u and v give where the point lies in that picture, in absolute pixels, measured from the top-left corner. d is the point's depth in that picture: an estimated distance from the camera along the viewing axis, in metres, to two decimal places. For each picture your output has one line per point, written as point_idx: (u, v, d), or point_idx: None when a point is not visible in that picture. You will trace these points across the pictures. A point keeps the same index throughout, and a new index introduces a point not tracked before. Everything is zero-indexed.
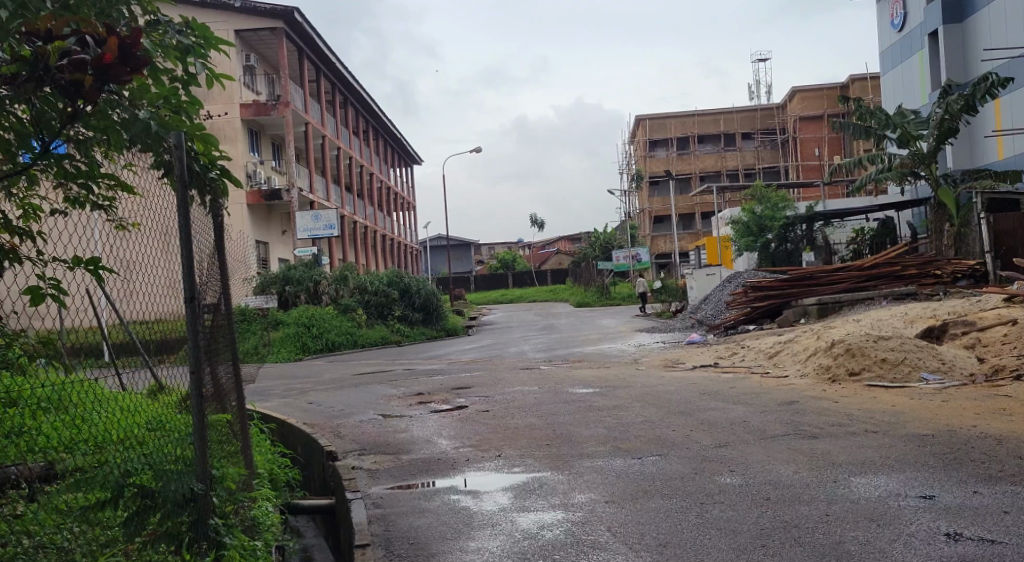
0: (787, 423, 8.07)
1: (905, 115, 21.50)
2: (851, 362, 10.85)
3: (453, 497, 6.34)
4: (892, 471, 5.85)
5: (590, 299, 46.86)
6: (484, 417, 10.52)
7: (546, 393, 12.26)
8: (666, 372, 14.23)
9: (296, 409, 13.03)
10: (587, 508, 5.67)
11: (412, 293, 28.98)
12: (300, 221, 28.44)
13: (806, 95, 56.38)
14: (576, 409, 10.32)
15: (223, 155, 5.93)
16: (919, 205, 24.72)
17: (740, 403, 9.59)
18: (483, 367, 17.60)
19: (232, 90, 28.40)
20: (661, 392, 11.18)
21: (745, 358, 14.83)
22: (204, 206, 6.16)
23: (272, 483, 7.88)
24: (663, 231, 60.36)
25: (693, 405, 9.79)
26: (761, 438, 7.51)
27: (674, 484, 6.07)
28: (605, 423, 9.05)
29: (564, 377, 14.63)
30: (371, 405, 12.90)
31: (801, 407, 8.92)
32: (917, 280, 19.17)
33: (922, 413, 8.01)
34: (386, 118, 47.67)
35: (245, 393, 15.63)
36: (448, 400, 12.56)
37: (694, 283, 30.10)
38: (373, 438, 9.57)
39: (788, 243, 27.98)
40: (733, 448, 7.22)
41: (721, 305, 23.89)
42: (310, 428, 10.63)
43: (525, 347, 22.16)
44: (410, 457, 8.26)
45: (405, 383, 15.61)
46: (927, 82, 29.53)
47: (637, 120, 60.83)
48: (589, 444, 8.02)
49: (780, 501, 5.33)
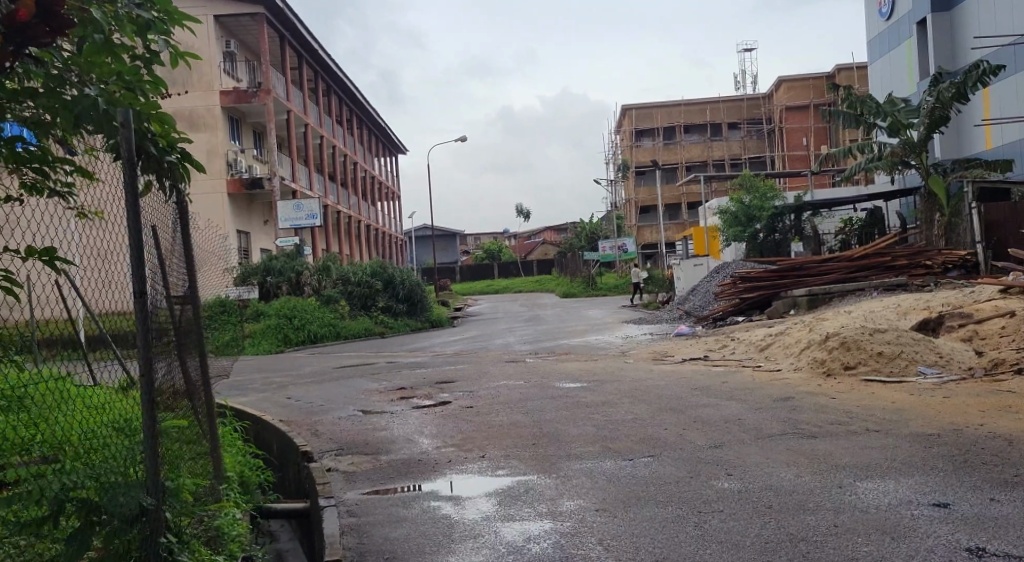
0: (784, 421, 7.72)
1: (895, 103, 21.12)
2: (847, 355, 10.52)
3: (433, 504, 5.95)
4: (900, 476, 5.50)
5: (577, 289, 46.54)
6: (467, 413, 10.13)
7: (532, 388, 11.87)
8: (656, 365, 13.88)
9: (273, 405, 12.61)
10: (578, 518, 5.30)
11: (396, 284, 28.49)
12: (281, 211, 27.88)
13: (792, 85, 55.90)
14: (563, 405, 9.95)
15: (184, 137, 5.49)
16: (907, 195, 24.48)
17: (733, 399, 9.24)
18: (467, 360, 17.19)
19: (213, 77, 27.68)
20: (651, 387, 10.80)
21: (735, 351, 14.50)
22: (164, 192, 5.71)
23: (242, 487, 7.46)
24: (649, 222, 60.07)
25: (686, 401, 9.42)
26: (758, 438, 7.15)
27: (667, 490, 5.70)
28: (594, 421, 8.67)
29: (550, 371, 14.25)
30: (351, 400, 12.50)
31: (798, 403, 8.57)
32: (907, 270, 18.93)
33: (925, 410, 7.66)
34: (371, 106, 47.07)
35: (222, 387, 15.19)
36: (430, 396, 12.16)
37: (681, 274, 29.77)
38: (351, 437, 9.15)
39: (776, 233, 27.54)
40: (728, 449, 6.86)
41: (709, 296, 23.58)
42: (286, 426, 10.20)
43: (511, 339, 21.79)
44: (389, 458, 7.86)
45: (387, 377, 15.20)
46: (915, 71, 29.23)
47: (624, 109, 60.44)
48: (578, 443, 7.65)
49: (783, 510, 4.98)
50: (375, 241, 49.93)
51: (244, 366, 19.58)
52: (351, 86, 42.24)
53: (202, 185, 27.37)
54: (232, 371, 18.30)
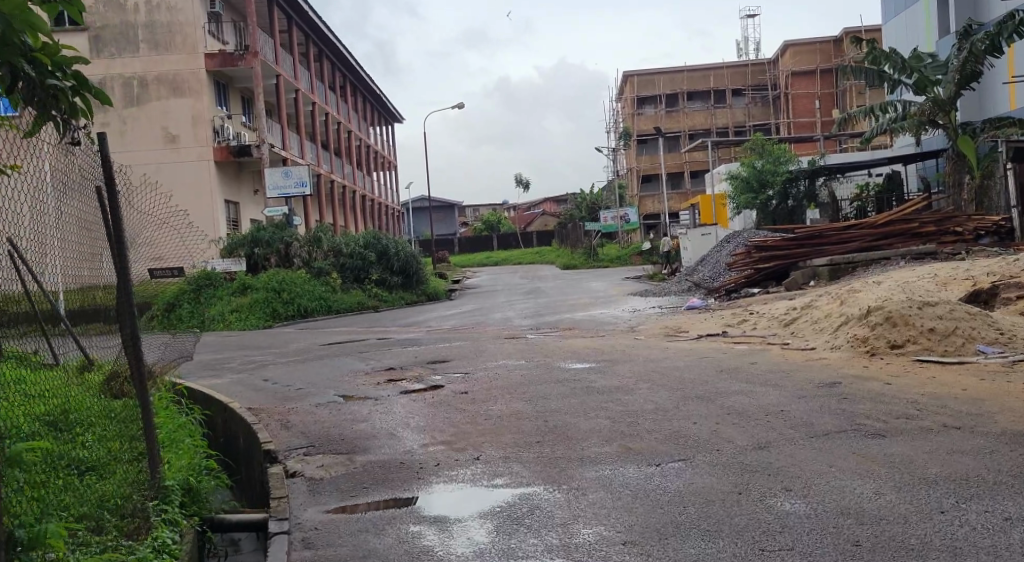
0: (839, 414, 6.43)
1: (922, 59, 19.74)
2: (893, 333, 9.22)
3: (413, 529, 4.71)
4: (1016, 496, 4.23)
5: (578, 260, 45.08)
6: (462, 400, 8.86)
7: (535, 370, 10.55)
8: (670, 342, 12.60)
9: (246, 389, 11.35)
10: (599, 557, 4.08)
11: (390, 256, 26.98)
12: (269, 179, 26.34)
13: (798, 49, 54.22)
14: (572, 391, 8.69)
15: (82, 56, 4.21)
16: (929, 157, 23.11)
17: (769, 384, 7.99)
18: (464, 336, 15.90)
19: (197, 38, 25.71)
20: (671, 370, 9.51)
21: (757, 327, 13.22)
22: (61, 133, 4.42)
23: (187, 497, 6.18)
24: (652, 191, 58.45)
25: (714, 386, 8.15)
26: (811, 436, 5.89)
27: (713, 514, 4.44)
28: (610, 413, 7.40)
29: (554, 348, 12.96)
30: (334, 383, 11.27)
31: (850, 391, 7.29)
32: (935, 238, 17.61)
33: (1009, 400, 6.38)
34: (365, 72, 45.31)
35: (196, 368, 13.93)
36: (422, 379, 10.84)
37: (688, 244, 28.32)
38: (325, 431, 7.87)
39: (789, 200, 26.15)
40: (777, 450, 5.63)
41: (720, 268, 22.27)
42: (257, 415, 8.98)
43: (510, 313, 20.52)
44: (365, 460, 6.61)
45: (377, 356, 13.92)
46: (934, 30, 27.79)
47: (625, 76, 58.61)
48: (591, 443, 6.40)
49: (877, 553, 3.74)
50: (371, 213, 48.49)
51: (224, 343, 18.25)
52: (345, 52, 40.64)
53: (188, 152, 25.88)
54: (209, 350, 17.00)
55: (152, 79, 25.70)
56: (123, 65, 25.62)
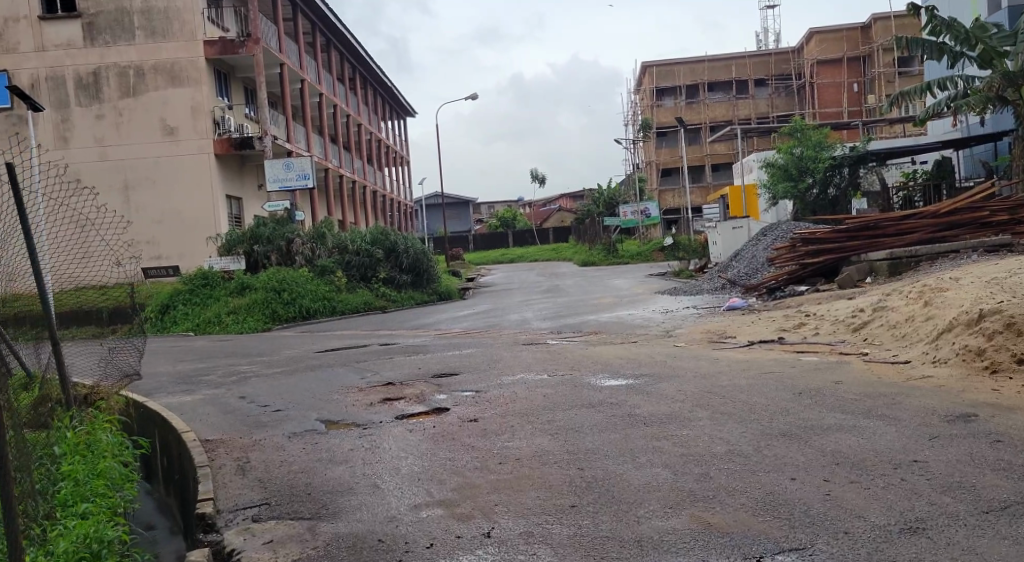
0: (1006, 470, 4.51)
1: (987, 28, 17.62)
2: (1018, 344, 7.27)
3: None
4: None
5: (596, 256, 43.19)
6: (474, 431, 6.96)
7: (562, 388, 8.64)
8: (718, 351, 10.62)
9: (217, 410, 9.46)
10: None
11: (399, 253, 24.98)
12: (269, 170, 24.37)
13: (824, 36, 51.89)
14: (614, 420, 6.74)
15: None
16: (988, 139, 20.92)
17: (880, 416, 6.01)
18: (475, 342, 13.97)
19: (196, 26, 23.77)
20: (734, 391, 7.56)
21: (819, 332, 11.24)
22: None
23: None
24: (671, 185, 56.82)
25: (799, 418, 6.16)
26: (982, 511, 3.98)
27: None
28: (671, 458, 5.47)
29: (580, 358, 10.99)
30: (321, 402, 9.37)
31: (999, 429, 5.32)
32: (1008, 228, 15.35)
33: None
34: (376, 65, 43.33)
35: (168, 381, 12.02)
36: (422, 398, 8.92)
37: (718, 238, 26.28)
38: (291, 479, 6.00)
39: (830, 189, 24.05)
40: (942, 538, 3.74)
41: (757, 263, 20.27)
42: (213, 453, 7.09)
43: (527, 314, 18.56)
44: (335, 530, 4.76)
45: (375, 367, 12.00)
46: (983, 5, 25.49)
47: (643, 66, 56.43)
48: (648, 512, 4.48)
49: None
50: (382, 208, 46.67)
51: (208, 349, 16.34)
52: (354, 43, 38.59)
53: (187, 146, 23.95)
54: (190, 357, 15.08)
55: (149, 68, 23.80)
56: (117, 53, 23.72)
